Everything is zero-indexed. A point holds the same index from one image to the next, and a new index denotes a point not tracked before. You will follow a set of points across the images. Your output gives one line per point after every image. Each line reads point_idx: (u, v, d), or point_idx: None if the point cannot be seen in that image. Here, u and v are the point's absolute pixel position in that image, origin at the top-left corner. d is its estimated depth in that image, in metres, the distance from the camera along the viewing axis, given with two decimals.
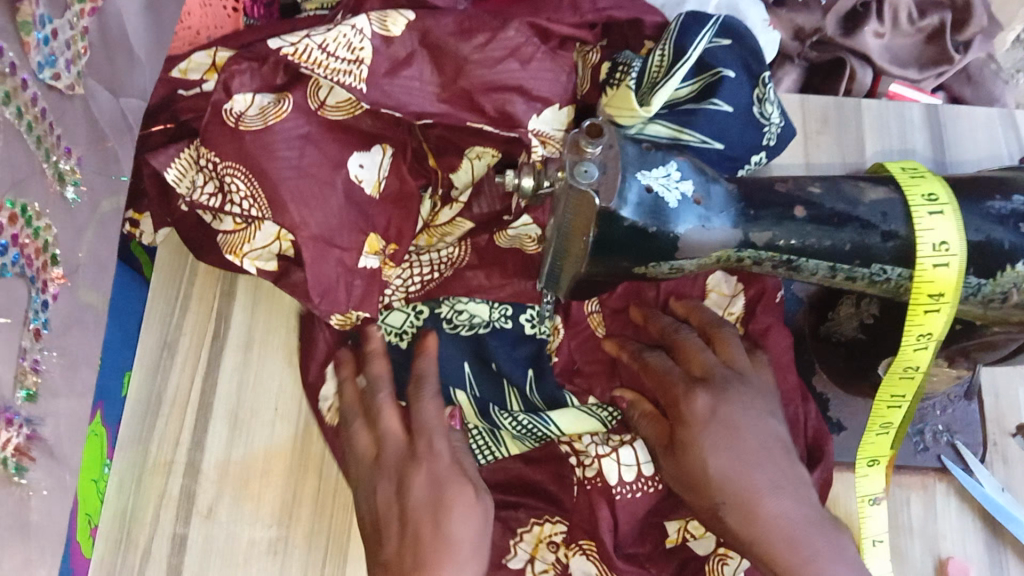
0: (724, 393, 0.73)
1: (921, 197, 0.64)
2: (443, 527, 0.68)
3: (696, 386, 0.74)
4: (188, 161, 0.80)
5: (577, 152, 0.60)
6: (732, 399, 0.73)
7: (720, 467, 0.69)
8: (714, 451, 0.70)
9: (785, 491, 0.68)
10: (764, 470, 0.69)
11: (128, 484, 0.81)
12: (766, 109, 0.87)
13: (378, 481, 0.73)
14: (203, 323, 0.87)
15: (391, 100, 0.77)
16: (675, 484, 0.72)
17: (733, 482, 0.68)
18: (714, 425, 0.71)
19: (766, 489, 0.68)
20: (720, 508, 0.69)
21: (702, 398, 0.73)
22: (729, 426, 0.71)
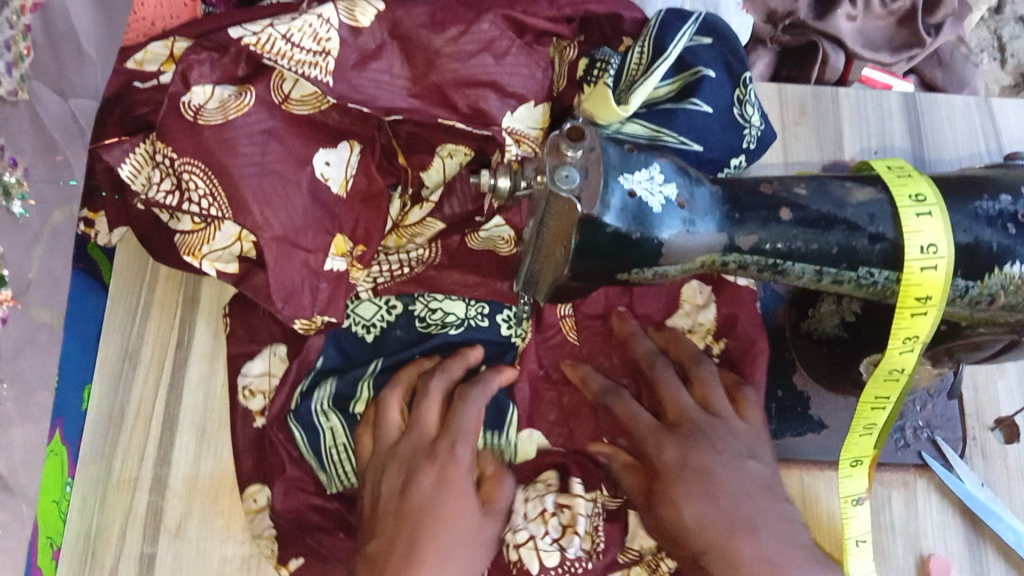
0: (717, 437, 0.70)
1: (909, 197, 0.62)
2: (439, 536, 0.64)
3: (667, 436, 0.71)
4: (143, 156, 0.74)
5: (557, 155, 0.58)
6: (699, 447, 0.69)
7: (707, 519, 0.65)
8: (691, 499, 0.66)
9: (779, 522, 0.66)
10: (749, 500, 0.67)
11: (91, 502, 0.78)
12: (745, 110, 0.86)
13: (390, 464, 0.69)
14: (166, 333, 0.84)
15: (358, 94, 0.74)
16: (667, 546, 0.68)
17: (699, 529, 0.65)
18: (701, 474, 0.68)
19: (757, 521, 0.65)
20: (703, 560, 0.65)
21: (688, 452, 0.69)
22: (715, 477, 0.68)
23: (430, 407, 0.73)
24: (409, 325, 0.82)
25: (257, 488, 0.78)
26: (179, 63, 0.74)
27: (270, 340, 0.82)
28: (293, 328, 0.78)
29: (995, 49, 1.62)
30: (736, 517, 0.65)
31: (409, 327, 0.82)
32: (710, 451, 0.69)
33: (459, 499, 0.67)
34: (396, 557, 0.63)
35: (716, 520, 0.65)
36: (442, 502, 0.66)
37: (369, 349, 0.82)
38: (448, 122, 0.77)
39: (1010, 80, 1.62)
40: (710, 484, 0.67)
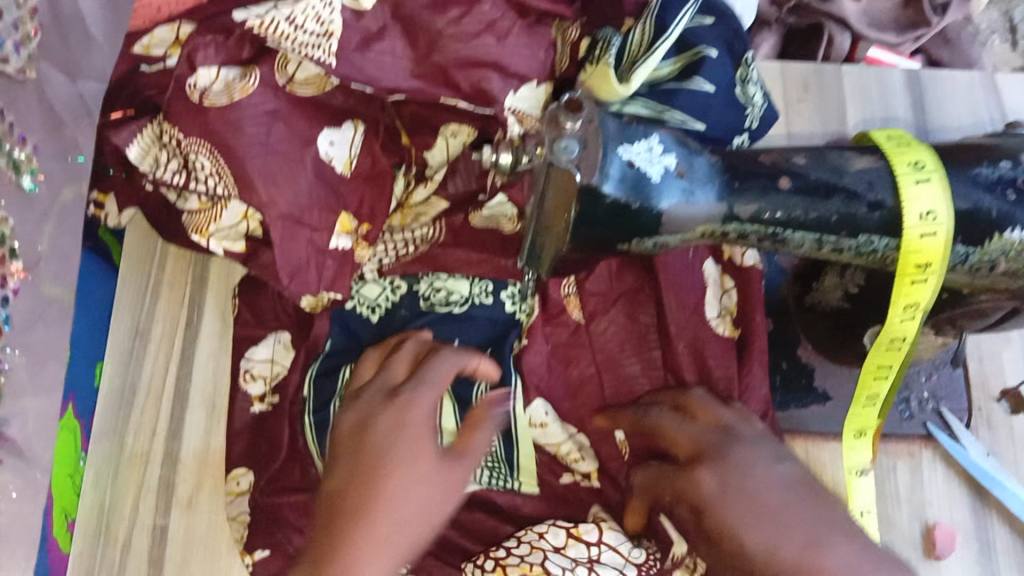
0: (731, 461, 0.65)
1: (908, 164, 0.63)
2: (380, 458, 0.61)
3: (697, 463, 0.67)
4: (151, 137, 0.76)
5: (556, 128, 0.59)
6: (736, 470, 0.65)
7: (758, 545, 0.60)
8: (744, 526, 0.61)
9: (818, 533, 0.60)
10: (771, 526, 0.61)
11: (104, 477, 0.80)
12: (748, 89, 0.87)
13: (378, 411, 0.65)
14: (176, 312, 0.86)
15: (361, 75, 0.75)
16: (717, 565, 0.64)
17: (757, 548, 0.60)
18: (731, 493, 0.63)
19: (798, 545, 0.60)
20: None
21: (704, 474, 0.65)
22: (740, 494, 0.63)
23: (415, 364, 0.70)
24: (414, 305, 0.84)
25: (242, 471, 0.79)
26: (184, 47, 0.75)
27: (276, 326, 0.83)
28: (300, 305, 0.80)
29: (1005, 30, 1.61)
30: (758, 542, 0.60)
31: (414, 307, 0.84)
32: (747, 473, 0.65)
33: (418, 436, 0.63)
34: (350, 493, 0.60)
35: (787, 546, 0.60)
36: (402, 446, 0.62)
37: (373, 329, 0.84)
38: (451, 101, 0.78)
39: (1021, 61, 1.60)
40: (754, 509, 0.62)
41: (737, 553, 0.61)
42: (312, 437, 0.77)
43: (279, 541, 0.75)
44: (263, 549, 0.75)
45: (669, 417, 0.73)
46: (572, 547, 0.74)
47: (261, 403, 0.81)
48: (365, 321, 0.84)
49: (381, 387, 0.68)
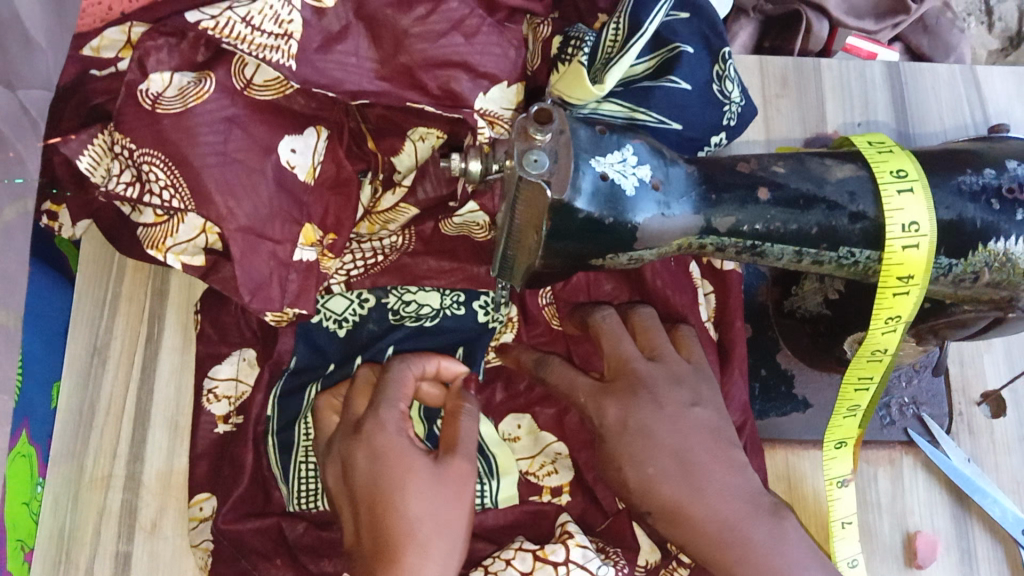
0: (630, 399, 0.70)
1: (891, 173, 0.61)
2: (395, 503, 0.61)
3: (605, 395, 0.71)
4: (103, 148, 0.73)
5: (525, 140, 0.56)
6: (641, 403, 0.69)
7: (641, 478, 0.67)
8: (635, 464, 0.67)
9: (728, 492, 0.66)
10: (665, 465, 0.67)
11: (63, 501, 0.77)
12: (725, 86, 0.83)
13: (329, 463, 0.67)
14: (135, 328, 0.83)
15: (324, 78, 0.71)
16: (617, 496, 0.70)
17: (648, 493, 0.67)
18: (636, 436, 0.68)
19: (685, 493, 0.66)
20: (649, 517, 0.68)
21: (609, 408, 0.70)
22: (648, 435, 0.68)
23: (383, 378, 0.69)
24: (382, 318, 0.82)
25: (205, 496, 0.77)
26: (135, 50, 0.71)
27: (240, 344, 0.81)
28: (264, 320, 0.77)
29: (981, 13, 1.59)
30: (642, 476, 0.67)
31: (382, 320, 0.82)
32: (653, 408, 0.69)
33: (406, 463, 0.63)
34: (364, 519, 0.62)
35: (672, 488, 0.66)
36: (390, 469, 0.63)
37: (341, 343, 0.82)
38: (417, 105, 0.74)
39: (998, 45, 1.59)
40: (650, 448, 0.67)
41: (623, 482, 0.68)
42: (275, 459, 0.76)
43: (244, 570, 0.74)
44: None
45: (562, 365, 0.74)
46: (540, 570, 0.71)
47: (226, 422, 0.79)
48: (333, 336, 0.82)
49: (353, 415, 0.68)
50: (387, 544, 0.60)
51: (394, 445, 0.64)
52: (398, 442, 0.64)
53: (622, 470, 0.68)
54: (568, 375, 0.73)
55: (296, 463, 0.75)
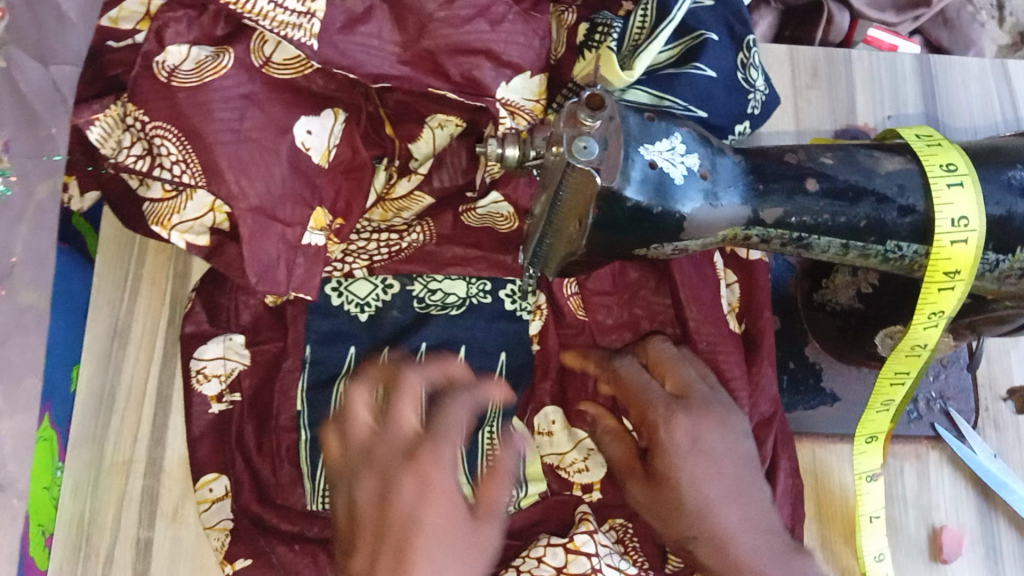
0: (698, 415, 0.66)
1: (940, 166, 0.60)
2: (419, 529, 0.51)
3: (677, 407, 0.67)
4: (115, 119, 0.70)
5: (574, 125, 0.55)
6: (709, 424, 0.66)
7: (701, 499, 0.63)
8: (694, 485, 0.63)
9: (750, 524, 0.63)
10: (721, 489, 0.64)
11: (84, 486, 0.75)
12: (750, 74, 0.82)
13: (354, 481, 0.54)
14: (157, 309, 0.81)
15: (346, 60, 0.69)
16: (648, 515, 0.65)
17: (704, 518, 0.63)
18: (689, 453, 0.64)
19: (736, 522, 0.63)
20: (690, 542, 0.63)
21: (677, 423, 0.66)
22: (704, 454, 0.65)
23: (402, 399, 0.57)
24: (407, 305, 0.80)
25: (213, 477, 0.75)
26: (154, 21, 0.70)
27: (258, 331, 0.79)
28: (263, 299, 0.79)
29: None
30: (701, 499, 0.63)
31: (407, 307, 0.80)
32: (718, 432, 0.66)
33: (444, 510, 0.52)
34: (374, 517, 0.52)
35: (727, 513, 0.63)
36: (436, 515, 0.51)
37: (363, 329, 0.80)
38: (439, 91, 0.73)
39: (1009, 40, 1.51)
40: (712, 471, 0.64)
41: (676, 507, 0.63)
42: (305, 456, 0.75)
43: (261, 550, 0.73)
44: (245, 559, 0.72)
45: (635, 368, 0.71)
46: (574, 563, 0.70)
47: (220, 402, 0.77)
48: (354, 320, 0.80)
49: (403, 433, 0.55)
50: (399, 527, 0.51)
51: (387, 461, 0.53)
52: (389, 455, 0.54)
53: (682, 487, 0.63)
54: (645, 390, 0.68)
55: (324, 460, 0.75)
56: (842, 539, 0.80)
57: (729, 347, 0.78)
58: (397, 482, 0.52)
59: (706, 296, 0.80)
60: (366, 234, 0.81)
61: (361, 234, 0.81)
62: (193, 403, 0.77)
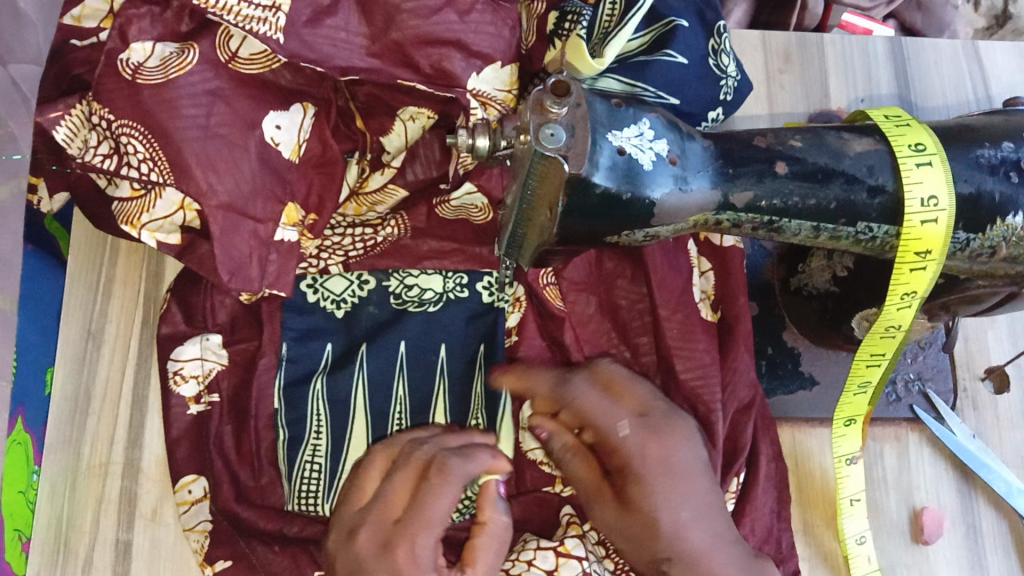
0: (668, 431, 0.62)
1: (909, 147, 0.59)
2: None
3: (645, 426, 0.63)
4: (80, 118, 0.69)
5: (540, 112, 0.54)
6: (678, 441, 0.62)
7: (670, 521, 0.59)
8: (667, 507, 0.60)
9: (723, 540, 0.61)
10: (694, 510, 0.61)
11: (60, 490, 0.75)
12: (721, 61, 0.82)
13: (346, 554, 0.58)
14: (130, 309, 0.81)
15: (313, 53, 0.69)
16: (615, 537, 0.62)
17: (676, 539, 0.59)
18: (662, 473, 0.61)
19: (708, 541, 0.60)
20: (664, 564, 0.60)
21: (648, 442, 0.62)
22: (675, 474, 0.61)
23: (397, 485, 0.61)
24: (383, 300, 0.80)
25: (192, 478, 0.74)
26: (116, 18, 0.69)
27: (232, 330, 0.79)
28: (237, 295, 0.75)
29: None
30: (675, 521, 0.59)
31: (383, 302, 0.80)
32: (687, 448, 0.63)
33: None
34: None
35: (698, 536, 0.60)
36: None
37: (339, 325, 0.80)
38: (408, 83, 0.72)
39: (984, 23, 1.50)
40: (684, 490, 0.61)
41: (652, 529, 0.60)
42: (282, 454, 0.75)
43: (241, 551, 0.72)
44: (225, 560, 0.71)
45: (591, 394, 0.65)
46: (565, 566, 0.69)
47: (198, 404, 0.76)
48: (330, 317, 0.80)
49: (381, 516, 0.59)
50: None
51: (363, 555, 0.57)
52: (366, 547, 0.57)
53: (653, 511, 0.59)
54: (608, 415, 0.63)
55: (302, 460, 0.74)
56: (824, 523, 0.80)
57: (700, 336, 0.78)
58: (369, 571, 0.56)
59: (679, 286, 0.80)
60: (341, 229, 0.80)
61: (336, 230, 0.80)
62: (171, 405, 0.76)
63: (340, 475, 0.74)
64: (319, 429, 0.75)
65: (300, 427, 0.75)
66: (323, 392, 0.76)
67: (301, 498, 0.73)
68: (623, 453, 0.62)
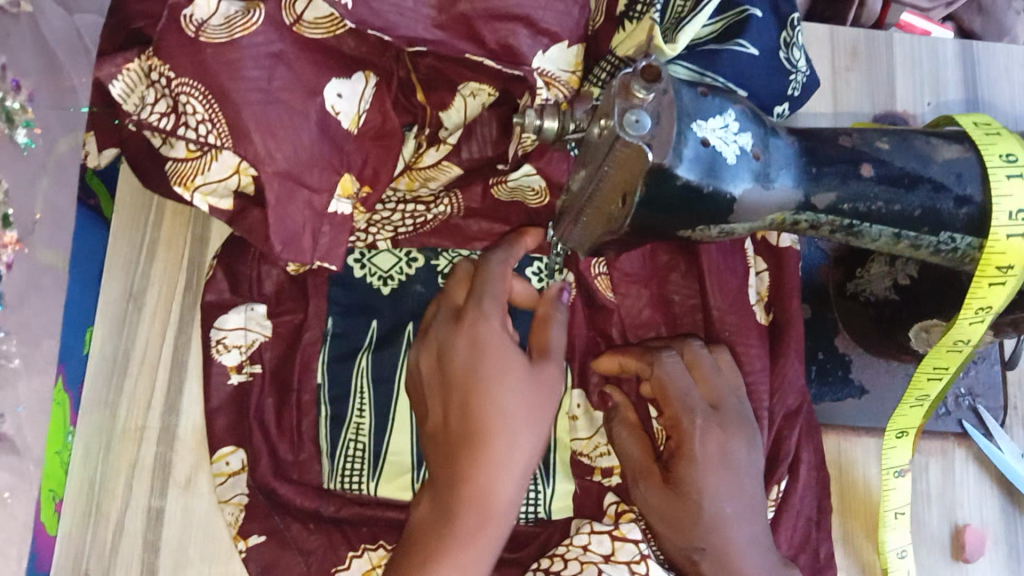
0: (731, 429, 0.66)
1: (1000, 156, 0.57)
2: (486, 401, 0.62)
3: (713, 418, 0.67)
4: (138, 74, 0.67)
5: (626, 97, 0.52)
6: (737, 437, 0.66)
7: (714, 512, 0.63)
8: (714, 498, 0.64)
9: (756, 540, 0.64)
10: (738, 506, 0.64)
11: (95, 452, 0.74)
12: (792, 54, 0.79)
13: (421, 351, 0.68)
14: (173, 273, 0.79)
15: (380, 21, 0.66)
16: (654, 518, 0.66)
17: (716, 531, 0.63)
18: (716, 464, 0.65)
19: (743, 539, 0.64)
20: (698, 552, 0.64)
21: (710, 435, 0.65)
22: (729, 467, 0.65)
23: (458, 285, 0.69)
24: (430, 279, 0.79)
25: (231, 450, 0.74)
26: None
27: (274, 300, 0.77)
28: (286, 267, 0.73)
29: None
30: (718, 513, 0.63)
31: (430, 282, 0.79)
32: (743, 448, 0.66)
33: (501, 360, 0.63)
34: (437, 390, 0.66)
35: (735, 533, 0.63)
36: (490, 365, 0.63)
37: (387, 302, 0.78)
38: (475, 58, 0.70)
39: None
40: (730, 484, 0.64)
41: (694, 517, 0.64)
42: (325, 431, 0.74)
43: (275, 528, 0.72)
44: (259, 535, 0.71)
45: (677, 371, 0.68)
46: (621, 550, 0.70)
47: (239, 373, 0.75)
48: (376, 293, 0.78)
49: (451, 308, 0.68)
50: (460, 382, 0.64)
51: (446, 340, 0.66)
52: (448, 333, 0.66)
53: (698, 501, 0.63)
54: (686, 398, 0.67)
55: (344, 438, 0.74)
56: (865, 533, 0.79)
57: (753, 338, 0.77)
58: (478, 364, 0.63)
59: (732, 286, 0.78)
60: (392, 204, 0.79)
61: (387, 204, 0.79)
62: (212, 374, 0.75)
63: (383, 456, 0.73)
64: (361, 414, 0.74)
65: (342, 404, 0.74)
66: (369, 372, 0.75)
67: (343, 477, 0.73)
68: (684, 439, 0.65)
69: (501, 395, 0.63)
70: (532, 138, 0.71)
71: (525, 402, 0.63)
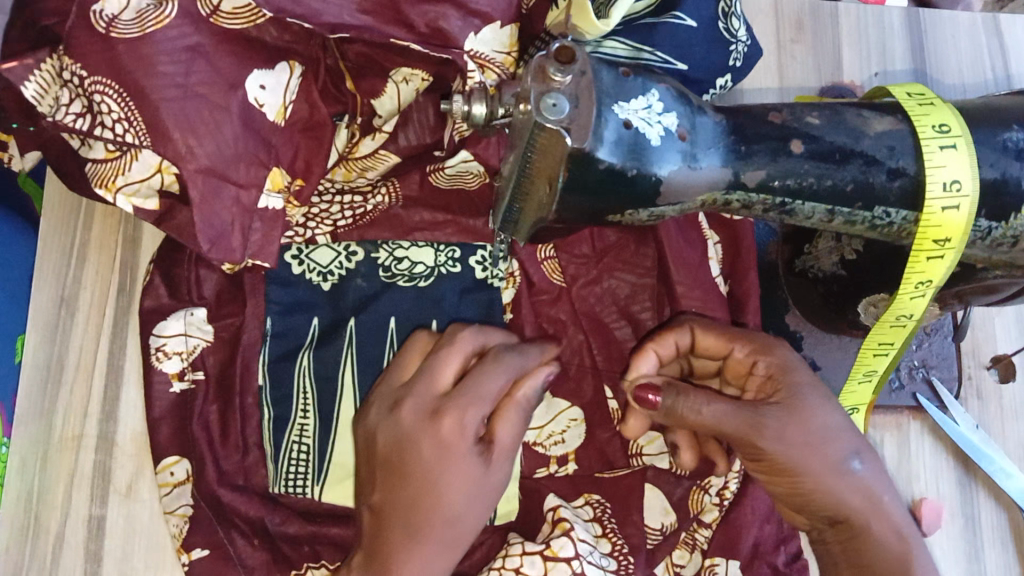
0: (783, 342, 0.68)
1: (932, 127, 0.56)
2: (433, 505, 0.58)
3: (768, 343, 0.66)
4: (51, 73, 0.64)
5: (543, 80, 0.51)
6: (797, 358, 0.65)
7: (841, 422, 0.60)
8: (830, 408, 0.61)
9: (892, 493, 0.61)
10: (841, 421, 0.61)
11: (31, 464, 0.72)
12: (731, 24, 0.77)
13: (381, 425, 0.62)
14: (107, 276, 0.77)
15: (300, 8, 0.63)
16: (795, 447, 0.58)
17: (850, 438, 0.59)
18: (804, 374, 0.63)
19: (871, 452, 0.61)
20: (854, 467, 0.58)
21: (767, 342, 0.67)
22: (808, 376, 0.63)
23: (445, 364, 0.63)
24: (372, 274, 0.77)
25: (175, 460, 0.71)
26: None
27: (212, 300, 0.75)
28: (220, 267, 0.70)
29: None
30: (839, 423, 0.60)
31: (371, 276, 0.77)
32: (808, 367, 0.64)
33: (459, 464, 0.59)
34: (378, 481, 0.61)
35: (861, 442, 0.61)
36: (434, 467, 0.59)
37: (326, 298, 0.77)
38: (403, 42, 0.67)
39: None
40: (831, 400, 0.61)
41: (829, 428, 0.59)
42: (268, 435, 0.73)
43: (220, 541, 0.69)
44: (202, 548, 0.69)
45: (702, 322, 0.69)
46: (553, 571, 0.67)
47: (181, 380, 0.73)
48: (317, 290, 0.77)
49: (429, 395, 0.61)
50: (417, 487, 0.59)
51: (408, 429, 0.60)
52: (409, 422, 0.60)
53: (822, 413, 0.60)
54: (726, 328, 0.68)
55: (288, 440, 0.73)
56: None
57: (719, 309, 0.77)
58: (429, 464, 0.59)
59: (694, 261, 0.78)
60: (329, 196, 0.77)
61: (324, 196, 0.77)
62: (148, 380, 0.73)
63: (328, 458, 0.73)
64: (304, 422, 0.74)
65: (286, 404, 0.74)
66: (311, 370, 0.74)
67: (286, 481, 0.72)
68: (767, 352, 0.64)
69: (443, 492, 0.58)
70: (466, 127, 0.71)
71: (471, 499, 0.59)
